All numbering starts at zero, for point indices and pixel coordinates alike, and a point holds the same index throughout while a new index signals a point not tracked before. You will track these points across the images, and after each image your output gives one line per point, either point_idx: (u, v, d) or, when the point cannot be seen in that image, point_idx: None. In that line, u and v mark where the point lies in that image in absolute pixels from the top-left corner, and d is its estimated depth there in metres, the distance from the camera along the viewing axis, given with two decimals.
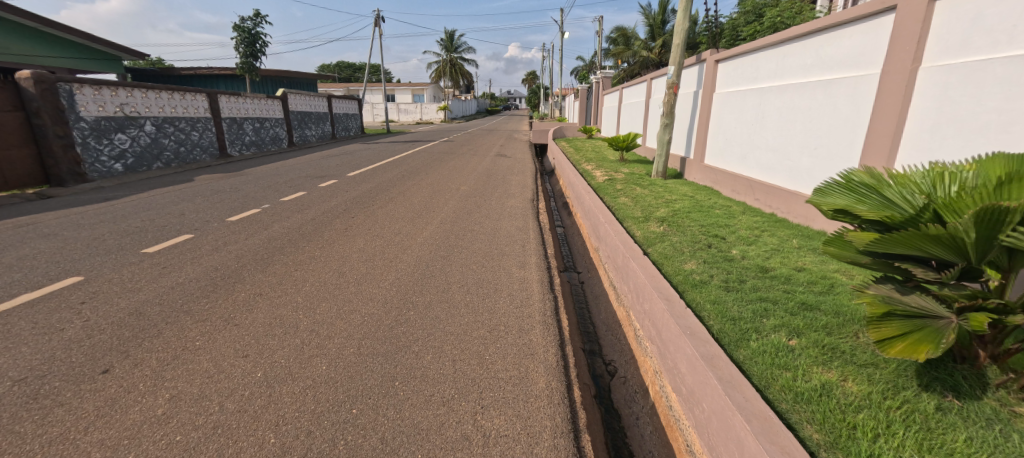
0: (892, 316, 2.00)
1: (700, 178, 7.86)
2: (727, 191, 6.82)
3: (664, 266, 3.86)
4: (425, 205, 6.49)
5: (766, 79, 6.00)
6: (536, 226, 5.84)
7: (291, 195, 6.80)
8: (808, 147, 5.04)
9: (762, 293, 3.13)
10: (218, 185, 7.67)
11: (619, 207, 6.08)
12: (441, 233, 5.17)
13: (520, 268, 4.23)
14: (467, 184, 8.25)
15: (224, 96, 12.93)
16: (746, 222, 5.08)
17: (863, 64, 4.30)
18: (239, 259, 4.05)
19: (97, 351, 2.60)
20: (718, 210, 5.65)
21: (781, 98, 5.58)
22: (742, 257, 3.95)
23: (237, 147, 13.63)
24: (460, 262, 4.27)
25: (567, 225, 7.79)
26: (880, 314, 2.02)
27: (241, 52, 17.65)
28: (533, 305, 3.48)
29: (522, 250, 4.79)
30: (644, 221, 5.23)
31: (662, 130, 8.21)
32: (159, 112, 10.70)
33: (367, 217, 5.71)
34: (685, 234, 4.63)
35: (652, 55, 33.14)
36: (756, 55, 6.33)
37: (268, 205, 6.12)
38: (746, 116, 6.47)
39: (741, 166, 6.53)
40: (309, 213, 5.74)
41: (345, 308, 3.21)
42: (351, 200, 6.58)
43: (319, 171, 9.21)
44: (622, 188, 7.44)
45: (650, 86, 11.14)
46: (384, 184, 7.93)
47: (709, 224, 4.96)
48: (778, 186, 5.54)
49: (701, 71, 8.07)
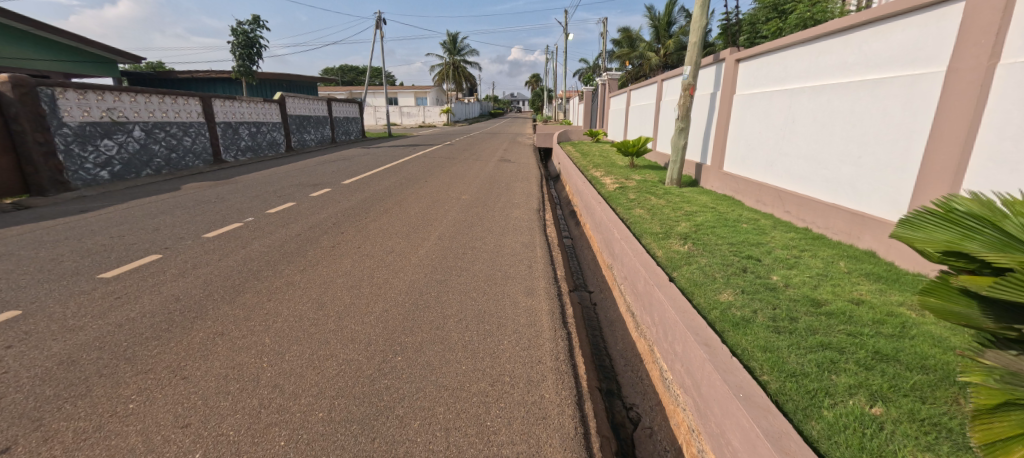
0: (1013, 406, 1.49)
1: (718, 186, 7.33)
2: (751, 202, 6.28)
3: (695, 296, 3.31)
4: (422, 217, 5.97)
5: (797, 80, 5.47)
6: (543, 241, 5.30)
7: (278, 207, 6.30)
8: (851, 155, 4.51)
9: (821, 337, 2.60)
10: (202, 195, 7.17)
11: (634, 220, 5.54)
12: (437, 252, 4.65)
13: (527, 296, 3.69)
14: (468, 193, 7.72)
15: (219, 100, 12.47)
16: (780, 239, 4.54)
17: (923, 61, 3.78)
18: (206, 286, 3.53)
19: (3, 420, 2.08)
20: (745, 224, 5.10)
21: (816, 101, 5.05)
22: (785, 285, 3.41)
23: (232, 153, 13.18)
24: (459, 288, 3.75)
25: (575, 237, 7.26)
26: (993, 401, 1.52)
27: (237, 55, 17.25)
28: (544, 346, 2.95)
29: (529, 272, 4.26)
30: (664, 238, 4.68)
31: (677, 134, 7.67)
32: (149, 117, 10.23)
33: (358, 232, 5.19)
34: (714, 254, 4.10)
35: (658, 56, 32.59)
36: (784, 53, 5.79)
37: (251, 218, 5.62)
38: (772, 120, 5.93)
39: (767, 174, 5.99)
40: (294, 228, 5.22)
41: (320, 352, 2.69)
42: (342, 213, 6.07)
43: (312, 179, 8.70)
44: (636, 197, 6.91)
45: (662, 88, 10.60)
46: (380, 193, 7.42)
47: (739, 242, 4.42)
48: (813, 198, 5.01)
49: (719, 71, 7.52)
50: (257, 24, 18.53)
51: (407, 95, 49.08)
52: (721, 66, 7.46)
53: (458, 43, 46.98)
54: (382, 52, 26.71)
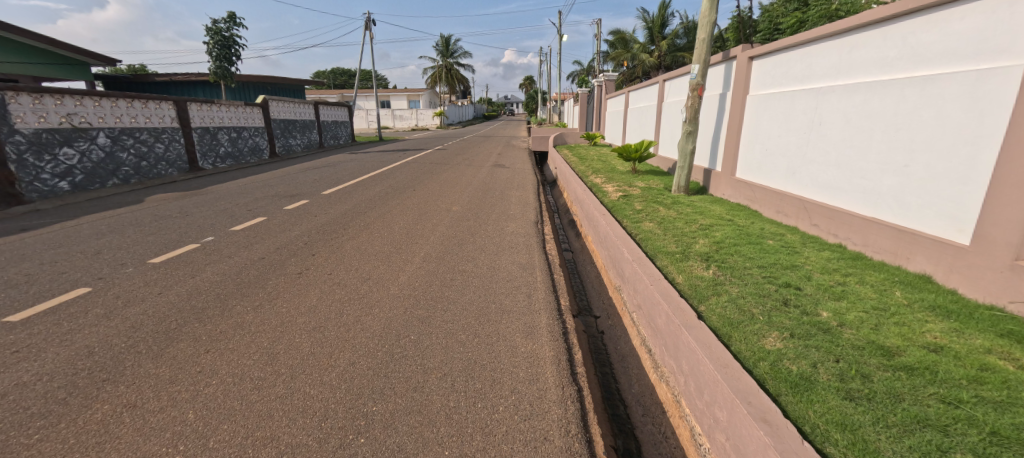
0: None
1: (730, 194, 6.76)
2: (770, 212, 5.70)
3: (733, 341, 2.70)
4: (407, 234, 5.33)
5: (823, 78, 4.89)
6: (544, 262, 4.68)
7: (245, 223, 5.64)
8: (894, 162, 3.94)
9: (913, 408, 2.00)
10: (164, 209, 6.50)
11: (644, 235, 4.93)
12: (421, 278, 4.02)
13: (526, 339, 3.06)
14: (459, 203, 7.11)
15: (195, 103, 11.76)
16: (815, 259, 3.95)
17: (991, 54, 3.23)
18: (131, 335, 2.89)
19: None
20: (771, 241, 4.52)
21: (847, 101, 4.48)
22: (840, 326, 2.81)
23: (211, 160, 12.47)
24: (445, 329, 3.13)
25: (576, 251, 6.63)
26: None
27: (213, 56, 16.50)
28: (550, 414, 2.33)
29: (527, 302, 3.65)
30: (682, 259, 4.06)
31: (685, 138, 7.09)
32: (116, 123, 9.53)
33: (332, 253, 4.56)
34: (744, 280, 3.49)
35: (654, 58, 32.20)
36: (806, 49, 5.22)
37: (211, 237, 4.98)
38: (793, 123, 5.35)
39: (788, 183, 5.42)
40: (258, 250, 4.57)
41: (257, 434, 2.06)
42: (317, 229, 5.42)
43: (290, 189, 8.04)
44: (642, 207, 6.32)
45: (664, 88, 10.02)
46: (362, 205, 6.77)
47: (770, 265, 3.81)
48: (845, 211, 4.44)
49: (729, 70, 6.94)
50: (233, 23, 17.72)
51: (399, 99, 48.43)
52: (732, 64, 6.88)
53: (451, 45, 46.29)
54: (372, 54, 26.07)
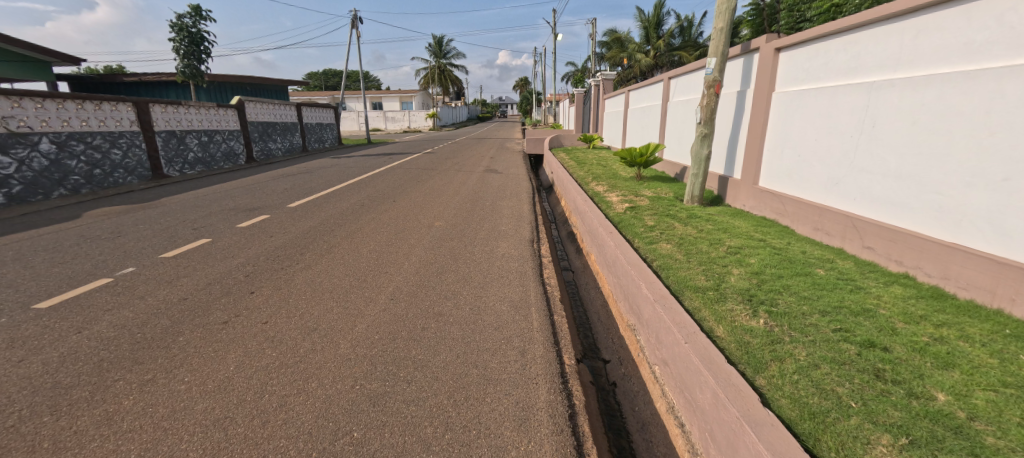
0: None
1: (754, 206, 5.89)
2: (806, 229, 4.84)
3: (825, 452, 1.81)
4: (375, 260, 4.41)
5: (875, 70, 4.03)
6: (541, 297, 3.78)
7: (183, 246, 4.73)
8: (987, 174, 3.10)
9: None
10: (96, 228, 5.57)
11: (662, 262, 4.05)
12: (384, 327, 3.11)
13: (518, 433, 2.17)
14: (444, 218, 6.21)
15: (158, 105, 10.77)
16: (891, 300, 3.08)
17: None
18: None
19: None
20: (821, 269, 3.66)
21: (914, 98, 3.62)
22: (974, 421, 1.93)
23: (178, 166, 11.49)
24: (403, 417, 2.22)
25: (577, 272, 5.73)
26: None
27: (181, 53, 15.56)
28: None
29: (520, 365, 2.74)
30: (718, 299, 3.17)
31: (699, 142, 6.23)
32: (62, 127, 8.56)
33: (277, 290, 3.66)
34: (810, 336, 2.61)
35: (649, 58, 31.56)
36: (853, 36, 4.34)
37: (132, 268, 4.07)
38: (834, 125, 4.50)
39: (829, 196, 4.57)
40: (183, 286, 3.66)
41: None
42: (268, 253, 4.51)
43: (252, 200, 7.11)
44: (655, 223, 5.44)
45: (670, 86, 9.16)
46: (331, 221, 5.87)
47: (835, 309, 2.93)
48: (912, 233, 3.60)
49: (751, 64, 6.05)
50: (197, 17, 16.81)
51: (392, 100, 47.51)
52: (754, 57, 5.98)
53: (442, 45, 45.24)
54: (360, 53, 25.19)
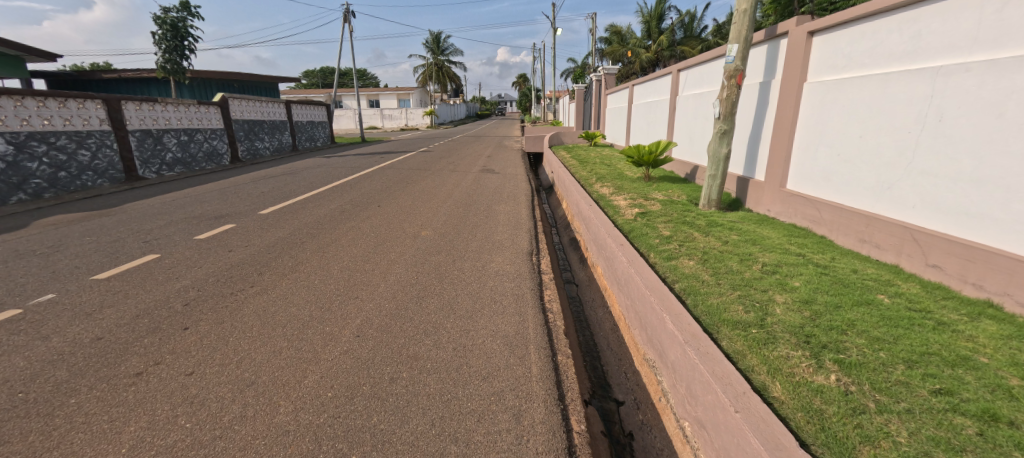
0: None
1: (783, 212, 5.20)
2: (850, 241, 4.16)
3: None
4: (346, 281, 3.75)
5: (944, 53, 3.35)
6: (542, 330, 3.11)
7: (126, 264, 4.06)
8: None
9: None
10: (35, 241, 4.90)
11: (686, 284, 3.38)
12: (342, 379, 2.44)
13: None
14: (432, 226, 5.54)
15: (131, 103, 10.07)
16: (990, 343, 2.39)
17: None
18: None
19: None
20: (883, 296, 3.00)
21: (1000, 85, 2.95)
22: None
23: (155, 167, 10.80)
24: None
25: (581, 287, 5.04)
26: None
27: (162, 48, 14.85)
28: None
29: (514, 439, 2.07)
30: (767, 341, 2.50)
31: (719, 140, 5.54)
32: (21, 127, 7.86)
33: (219, 323, 3.00)
34: (904, 403, 1.94)
35: (652, 53, 30.79)
36: (910, 13, 3.66)
37: (53, 294, 3.40)
38: (886, 119, 3.81)
39: (879, 203, 3.89)
40: (102, 320, 2.99)
41: None
42: (220, 273, 3.84)
43: (221, 206, 6.44)
44: (671, 232, 4.77)
45: (681, 79, 8.47)
46: (303, 230, 5.19)
47: (924, 358, 2.26)
48: (999, 251, 2.92)
49: (779, 51, 5.35)
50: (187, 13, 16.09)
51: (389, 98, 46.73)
52: (783, 42, 5.27)
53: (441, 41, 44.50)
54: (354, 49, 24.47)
